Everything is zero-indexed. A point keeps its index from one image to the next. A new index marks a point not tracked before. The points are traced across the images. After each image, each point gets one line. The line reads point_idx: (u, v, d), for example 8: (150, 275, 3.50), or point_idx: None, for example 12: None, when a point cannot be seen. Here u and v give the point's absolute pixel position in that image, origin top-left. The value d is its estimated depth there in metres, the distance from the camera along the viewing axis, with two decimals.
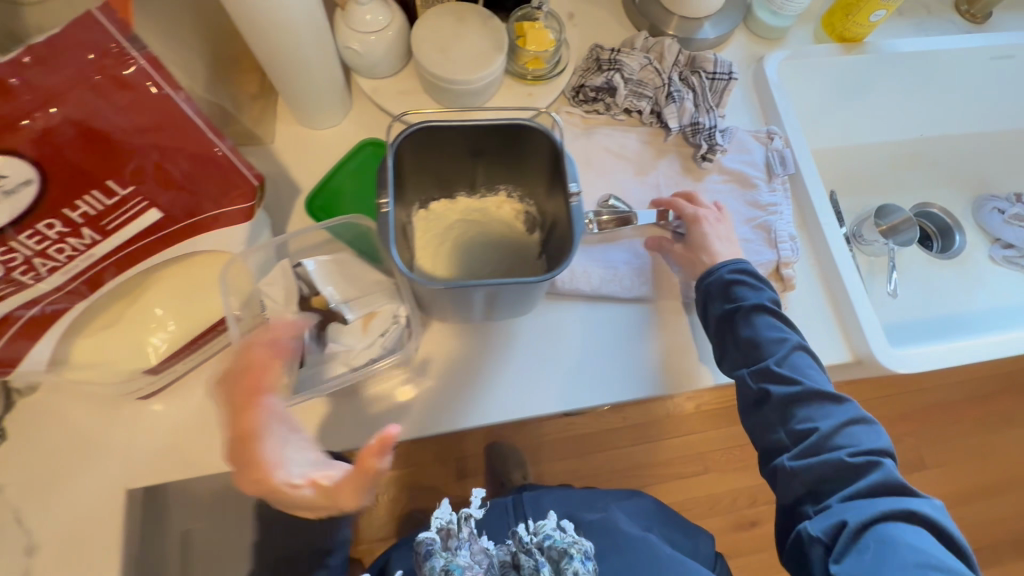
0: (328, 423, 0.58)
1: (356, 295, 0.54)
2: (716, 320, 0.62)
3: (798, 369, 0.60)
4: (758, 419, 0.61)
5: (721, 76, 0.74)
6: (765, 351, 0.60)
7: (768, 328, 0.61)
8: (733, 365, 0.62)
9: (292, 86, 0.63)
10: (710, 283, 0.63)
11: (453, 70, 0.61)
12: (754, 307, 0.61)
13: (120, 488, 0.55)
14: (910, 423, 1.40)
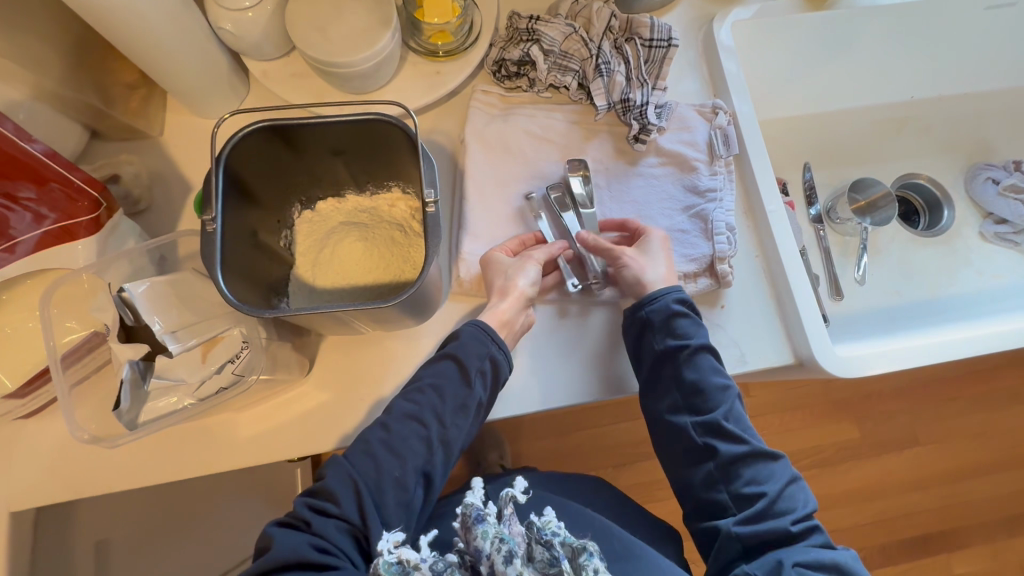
0: (221, 438, 0.55)
1: (192, 322, 0.43)
2: (656, 357, 0.55)
3: (740, 423, 0.54)
4: (693, 476, 0.53)
5: (660, 43, 0.65)
6: (710, 400, 0.54)
7: (714, 373, 0.54)
8: (671, 412, 0.55)
9: (171, 78, 0.57)
10: (658, 310, 0.55)
11: (335, 52, 0.54)
12: (703, 347, 0.54)
13: (4, 511, 0.53)
14: (909, 399, 1.24)
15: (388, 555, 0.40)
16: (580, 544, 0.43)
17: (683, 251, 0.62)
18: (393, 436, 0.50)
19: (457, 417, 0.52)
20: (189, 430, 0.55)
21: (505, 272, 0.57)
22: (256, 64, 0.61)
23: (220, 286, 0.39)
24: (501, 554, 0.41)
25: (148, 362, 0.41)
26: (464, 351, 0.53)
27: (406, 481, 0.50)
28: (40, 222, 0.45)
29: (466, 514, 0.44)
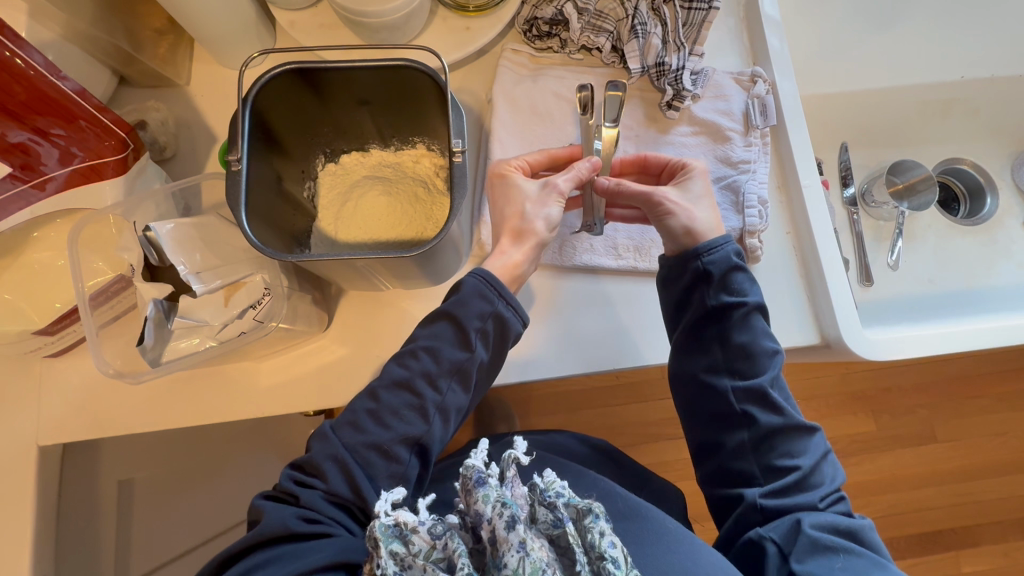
0: (241, 386, 0.56)
1: (216, 264, 0.43)
2: (704, 313, 0.53)
3: (781, 390, 0.53)
4: (726, 441, 0.53)
5: (700, 4, 0.62)
6: (756, 364, 0.53)
7: (763, 337, 0.53)
8: (709, 372, 0.54)
9: (197, 26, 0.56)
10: (715, 264, 0.53)
11: (361, 2, 0.52)
12: (755, 307, 0.53)
13: (32, 446, 0.55)
14: (929, 395, 1.21)
15: (386, 518, 0.40)
16: (585, 507, 0.43)
17: None
18: (384, 409, 0.50)
19: (452, 381, 0.51)
20: (210, 376, 0.56)
21: (521, 205, 0.54)
22: (283, 13, 0.60)
23: (246, 229, 0.39)
24: (503, 519, 0.41)
25: (170, 304, 0.41)
26: (464, 310, 0.51)
27: (394, 452, 0.49)
28: (71, 160, 0.45)
29: (467, 477, 0.45)
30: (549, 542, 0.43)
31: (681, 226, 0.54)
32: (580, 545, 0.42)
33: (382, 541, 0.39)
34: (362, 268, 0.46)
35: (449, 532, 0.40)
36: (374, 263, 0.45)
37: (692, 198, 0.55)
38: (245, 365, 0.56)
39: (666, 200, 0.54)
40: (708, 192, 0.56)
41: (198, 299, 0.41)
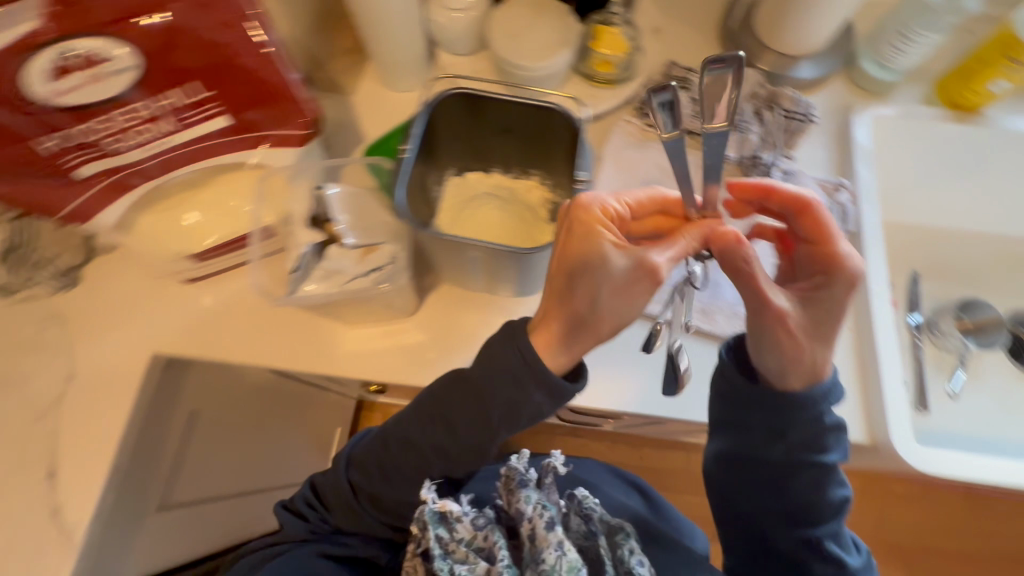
0: (332, 344, 0.64)
1: (363, 226, 0.52)
2: (774, 466, 0.57)
3: (839, 540, 0.58)
4: (775, 567, 0.61)
5: (799, 116, 0.71)
6: (820, 514, 0.57)
7: (835, 492, 0.57)
8: (770, 516, 0.59)
9: (382, 52, 0.70)
10: (798, 419, 0.54)
11: (516, 56, 0.63)
12: (832, 466, 0.56)
13: (149, 350, 0.64)
14: (978, 563, 1.12)
15: (434, 506, 0.48)
16: (617, 525, 0.50)
17: None
18: (400, 463, 0.57)
19: (470, 452, 0.55)
20: (307, 331, 0.64)
21: (608, 284, 0.45)
22: (447, 56, 0.74)
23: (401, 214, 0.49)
24: (543, 520, 0.46)
25: (319, 247, 0.50)
26: (490, 397, 0.51)
27: (418, 485, 0.58)
28: (269, 126, 0.55)
29: (510, 477, 0.50)
30: (580, 550, 0.49)
31: (782, 338, 0.49)
32: (610, 557, 0.48)
33: (432, 527, 0.47)
34: (472, 259, 0.53)
35: (488, 526, 0.49)
36: (485, 256, 0.52)
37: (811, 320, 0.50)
38: (339, 328, 0.64)
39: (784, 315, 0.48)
40: (828, 318, 0.50)
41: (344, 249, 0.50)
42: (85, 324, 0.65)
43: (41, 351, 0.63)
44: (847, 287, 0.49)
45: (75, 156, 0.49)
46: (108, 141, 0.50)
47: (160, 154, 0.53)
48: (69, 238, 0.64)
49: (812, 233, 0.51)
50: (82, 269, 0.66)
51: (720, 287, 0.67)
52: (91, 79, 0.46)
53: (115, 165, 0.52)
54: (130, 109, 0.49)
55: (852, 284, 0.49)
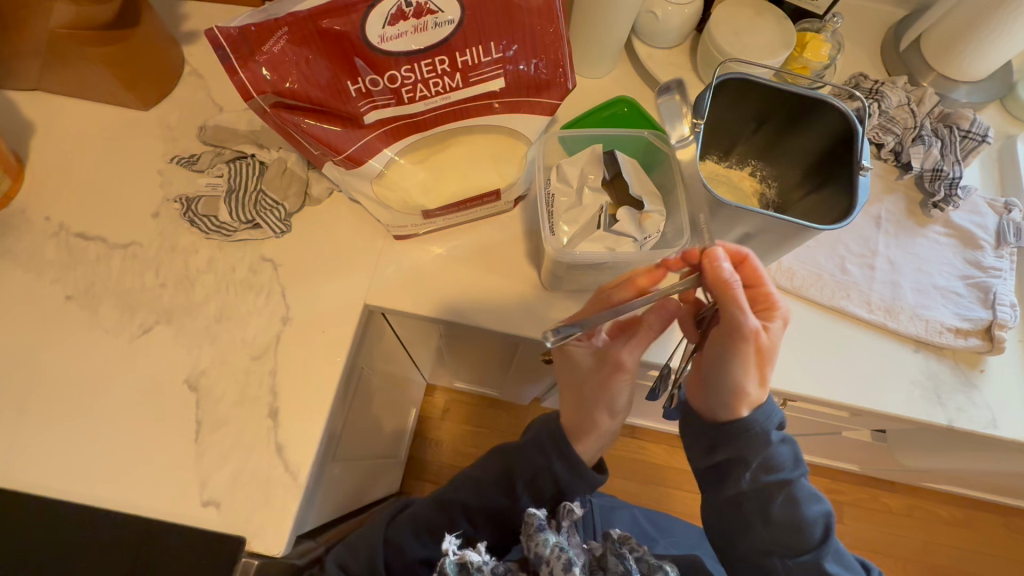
0: (538, 312, 0.65)
1: (646, 193, 0.57)
2: (741, 491, 0.56)
3: (839, 556, 0.56)
4: None
5: (975, 136, 0.75)
6: (805, 536, 0.55)
7: (809, 504, 0.55)
8: (762, 552, 0.56)
9: (589, 38, 0.72)
10: (749, 442, 0.54)
11: (739, 52, 0.67)
12: (793, 482, 0.55)
13: (360, 300, 0.64)
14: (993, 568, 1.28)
15: (453, 557, 0.50)
16: (657, 565, 0.54)
17: (960, 311, 0.69)
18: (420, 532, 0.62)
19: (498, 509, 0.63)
20: (513, 296, 0.66)
21: (602, 392, 0.60)
22: (645, 48, 0.76)
23: (703, 185, 0.52)
24: (560, 561, 0.51)
25: (609, 216, 0.55)
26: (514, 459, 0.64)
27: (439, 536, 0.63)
28: (536, 93, 0.57)
29: (529, 522, 0.54)
30: None
31: (738, 366, 0.50)
32: None
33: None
34: (732, 235, 0.56)
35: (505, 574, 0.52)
36: (751, 232, 0.54)
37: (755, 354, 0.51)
38: (544, 297, 0.66)
39: (740, 340, 0.48)
40: (772, 351, 0.51)
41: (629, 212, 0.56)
42: (292, 269, 0.65)
43: (257, 293, 0.64)
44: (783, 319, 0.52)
45: (374, 102, 0.52)
46: (404, 91, 0.52)
47: (438, 109, 0.55)
48: (290, 183, 0.66)
49: (761, 279, 0.51)
50: (292, 214, 0.67)
51: (901, 288, 0.70)
52: (417, 28, 0.49)
53: (399, 114, 0.54)
54: (433, 62, 0.51)
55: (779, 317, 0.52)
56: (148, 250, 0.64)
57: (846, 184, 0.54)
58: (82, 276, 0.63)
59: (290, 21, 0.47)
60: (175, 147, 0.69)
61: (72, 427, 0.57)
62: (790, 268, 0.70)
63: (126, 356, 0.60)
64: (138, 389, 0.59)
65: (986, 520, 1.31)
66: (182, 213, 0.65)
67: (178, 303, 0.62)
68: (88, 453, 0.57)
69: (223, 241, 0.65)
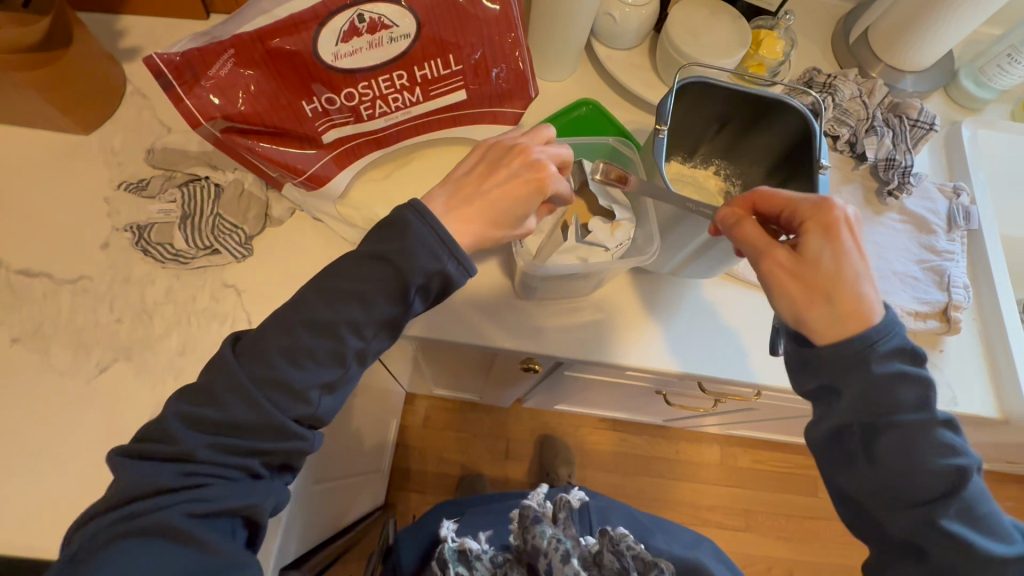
0: (513, 322, 0.65)
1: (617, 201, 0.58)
2: (840, 426, 0.43)
3: (972, 517, 0.41)
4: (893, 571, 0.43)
5: (923, 124, 0.77)
6: (924, 484, 0.41)
7: (936, 447, 0.41)
8: (865, 499, 0.43)
9: (549, 43, 0.71)
10: (848, 370, 0.43)
11: (697, 52, 0.68)
12: (917, 426, 0.42)
13: None
14: None
15: (452, 546, 0.58)
16: (651, 562, 0.53)
17: (919, 294, 0.71)
18: (300, 346, 0.43)
19: (333, 369, 0.45)
20: (487, 307, 0.65)
21: None
22: (604, 49, 0.76)
23: (670, 191, 0.53)
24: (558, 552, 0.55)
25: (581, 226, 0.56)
26: (359, 287, 0.44)
27: (306, 395, 0.44)
28: (497, 103, 0.56)
29: (526, 515, 0.59)
30: None
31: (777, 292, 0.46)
32: None
33: (454, 563, 0.57)
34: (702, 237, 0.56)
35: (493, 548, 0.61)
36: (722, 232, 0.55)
37: (789, 278, 0.45)
38: (519, 306, 0.65)
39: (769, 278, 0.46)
40: (824, 263, 0.45)
41: (600, 221, 0.56)
42: (257, 294, 0.62)
43: (221, 321, 0.61)
44: (825, 223, 0.46)
45: (332, 120, 0.51)
46: (362, 108, 0.51)
47: (400, 124, 0.54)
48: (248, 205, 0.64)
49: (777, 201, 0.49)
50: (252, 237, 0.64)
51: None
52: (372, 44, 0.47)
53: (359, 131, 0.53)
54: (391, 77, 0.50)
55: (821, 226, 0.46)
56: (100, 284, 0.61)
57: (808, 183, 0.56)
58: (28, 316, 0.59)
59: (236, 43, 0.45)
60: (122, 172, 0.65)
61: (28, 478, 0.54)
62: None
63: (83, 399, 0.57)
64: (100, 432, 0.56)
65: None
66: (134, 242, 0.62)
67: (136, 338, 0.59)
68: (50, 505, 0.53)
69: (181, 269, 0.62)
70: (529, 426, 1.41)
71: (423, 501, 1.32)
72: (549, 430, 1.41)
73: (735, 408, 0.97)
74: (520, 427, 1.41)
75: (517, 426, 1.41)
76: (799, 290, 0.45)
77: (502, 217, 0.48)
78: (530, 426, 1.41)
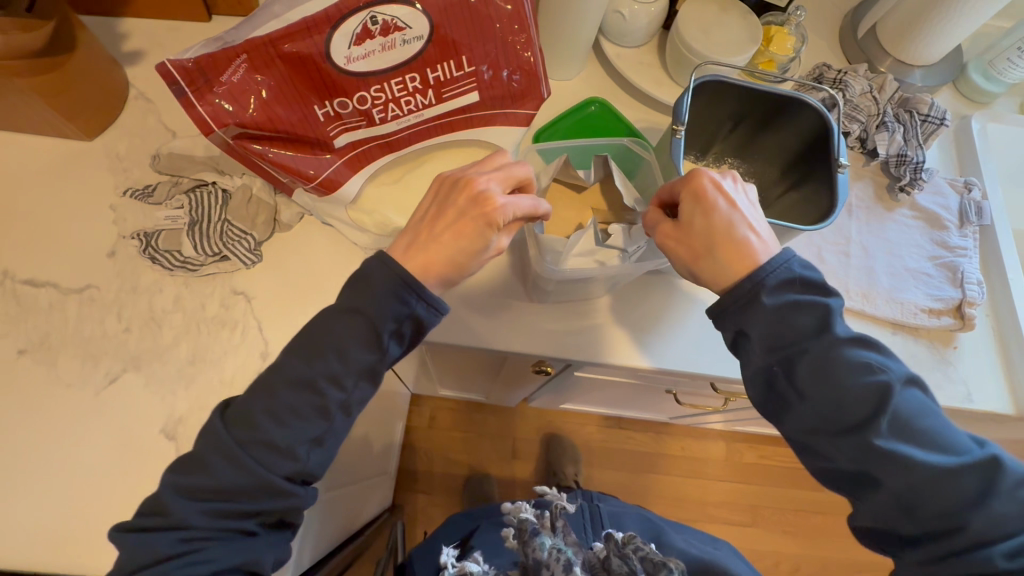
0: (527, 325, 0.65)
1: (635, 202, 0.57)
2: (764, 366, 0.44)
3: (905, 430, 0.40)
4: (858, 503, 0.43)
5: (934, 120, 0.77)
6: (850, 409, 0.41)
7: (852, 369, 0.41)
8: (805, 433, 0.43)
9: (557, 41, 0.70)
10: (751, 310, 0.44)
11: (707, 50, 0.67)
12: (826, 350, 0.42)
13: None
14: None
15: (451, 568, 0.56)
16: (660, 562, 0.52)
17: (932, 291, 0.71)
18: (281, 407, 0.42)
19: (319, 424, 0.43)
20: (500, 310, 0.65)
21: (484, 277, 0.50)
22: (613, 47, 0.75)
23: None
24: (560, 562, 0.53)
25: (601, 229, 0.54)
26: (333, 339, 0.44)
27: (293, 452, 0.42)
28: (510, 104, 0.55)
29: (524, 528, 0.58)
30: None
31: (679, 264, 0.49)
32: None
33: None
34: None
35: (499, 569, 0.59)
36: None
37: (677, 242, 0.49)
38: (531, 309, 0.65)
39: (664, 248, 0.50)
40: (698, 223, 0.47)
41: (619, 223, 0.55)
42: (266, 300, 0.62)
43: (231, 329, 0.60)
44: (693, 186, 0.48)
45: (343, 124, 0.50)
46: (375, 112, 0.50)
47: (412, 127, 0.53)
48: (257, 211, 0.63)
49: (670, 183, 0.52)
50: (260, 243, 0.63)
51: (875, 273, 0.72)
52: (385, 46, 0.46)
53: (371, 134, 0.52)
54: (404, 80, 0.49)
55: (691, 190, 0.48)
56: (107, 293, 0.60)
57: (825, 183, 0.55)
58: (36, 327, 0.58)
59: (249, 48, 0.44)
60: (127, 178, 0.64)
61: (40, 492, 0.53)
62: None
63: (93, 410, 0.56)
64: (111, 443, 0.55)
65: None
66: (141, 250, 0.61)
67: (146, 347, 0.59)
68: (62, 518, 0.53)
69: (189, 277, 0.61)
70: (535, 425, 1.41)
71: (430, 503, 1.32)
72: (555, 429, 1.41)
73: (745, 405, 0.97)
74: (526, 426, 1.41)
75: (524, 425, 1.41)
76: (693, 252, 0.48)
77: (462, 257, 0.46)
78: (536, 424, 1.41)
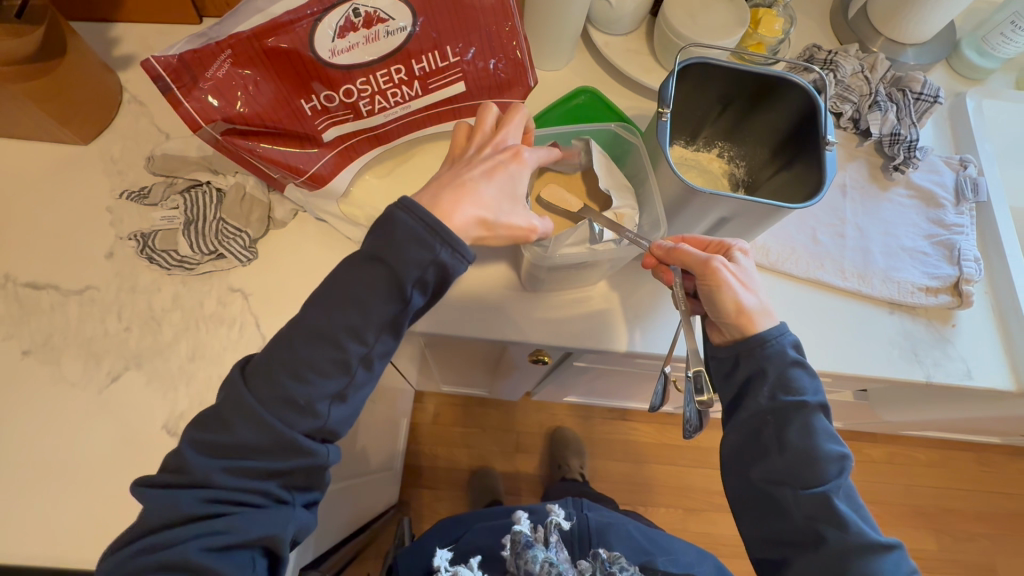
0: (521, 313, 0.65)
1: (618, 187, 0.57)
2: (758, 412, 0.49)
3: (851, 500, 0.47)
4: (794, 559, 0.48)
5: (927, 97, 0.76)
6: (820, 472, 0.47)
7: (826, 436, 0.48)
8: (770, 483, 0.49)
9: (545, 32, 0.70)
10: (768, 358, 0.49)
11: (695, 35, 0.67)
12: (814, 409, 0.48)
13: None
14: (971, 510, 1.34)
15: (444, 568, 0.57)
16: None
17: (928, 269, 0.71)
18: (300, 362, 0.43)
19: (340, 379, 0.44)
20: (495, 300, 0.65)
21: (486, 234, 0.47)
22: (601, 36, 0.75)
23: (675, 174, 0.52)
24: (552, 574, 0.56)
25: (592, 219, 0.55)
26: (353, 291, 0.43)
27: (313, 408, 0.43)
28: (496, 94, 0.55)
29: (517, 540, 0.59)
30: None
31: (732, 298, 0.49)
32: None
33: None
34: (711, 216, 0.56)
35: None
36: (730, 213, 0.54)
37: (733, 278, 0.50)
38: (526, 298, 0.65)
39: (711, 272, 0.49)
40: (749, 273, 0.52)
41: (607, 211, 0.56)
42: (263, 297, 0.62)
43: (229, 325, 0.61)
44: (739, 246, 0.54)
45: (331, 117, 0.50)
46: (361, 104, 0.50)
47: (399, 119, 0.54)
48: (251, 208, 0.63)
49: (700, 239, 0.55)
50: (256, 240, 0.64)
51: (871, 253, 0.72)
52: (368, 38, 0.47)
53: (359, 126, 0.52)
54: (389, 72, 0.49)
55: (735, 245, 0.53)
56: (107, 293, 0.61)
57: (812, 161, 0.56)
58: (38, 328, 0.59)
59: (233, 42, 0.44)
60: (124, 180, 0.65)
61: (46, 489, 0.54)
62: (765, 244, 0.70)
63: (96, 408, 0.57)
64: (115, 439, 0.56)
65: (964, 466, 1.37)
66: (138, 250, 0.62)
67: (146, 345, 0.59)
68: (69, 514, 0.54)
69: (187, 275, 0.62)
70: (539, 419, 1.41)
71: (436, 498, 1.32)
72: (559, 423, 1.41)
73: None
74: (530, 420, 1.41)
75: (527, 419, 1.41)
76: (749, 294, 0.50)
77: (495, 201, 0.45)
78: (540, 418, 1.41)
